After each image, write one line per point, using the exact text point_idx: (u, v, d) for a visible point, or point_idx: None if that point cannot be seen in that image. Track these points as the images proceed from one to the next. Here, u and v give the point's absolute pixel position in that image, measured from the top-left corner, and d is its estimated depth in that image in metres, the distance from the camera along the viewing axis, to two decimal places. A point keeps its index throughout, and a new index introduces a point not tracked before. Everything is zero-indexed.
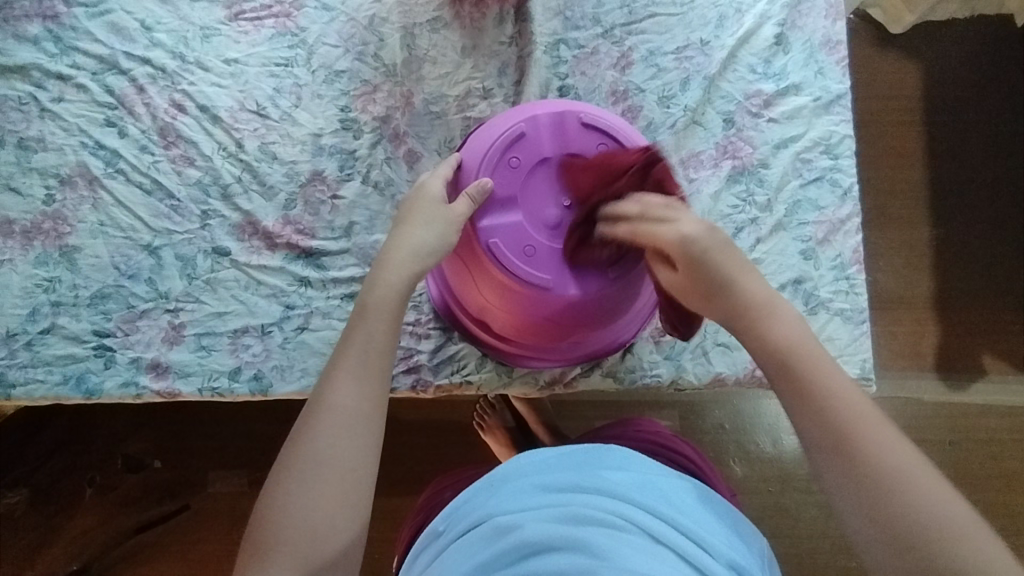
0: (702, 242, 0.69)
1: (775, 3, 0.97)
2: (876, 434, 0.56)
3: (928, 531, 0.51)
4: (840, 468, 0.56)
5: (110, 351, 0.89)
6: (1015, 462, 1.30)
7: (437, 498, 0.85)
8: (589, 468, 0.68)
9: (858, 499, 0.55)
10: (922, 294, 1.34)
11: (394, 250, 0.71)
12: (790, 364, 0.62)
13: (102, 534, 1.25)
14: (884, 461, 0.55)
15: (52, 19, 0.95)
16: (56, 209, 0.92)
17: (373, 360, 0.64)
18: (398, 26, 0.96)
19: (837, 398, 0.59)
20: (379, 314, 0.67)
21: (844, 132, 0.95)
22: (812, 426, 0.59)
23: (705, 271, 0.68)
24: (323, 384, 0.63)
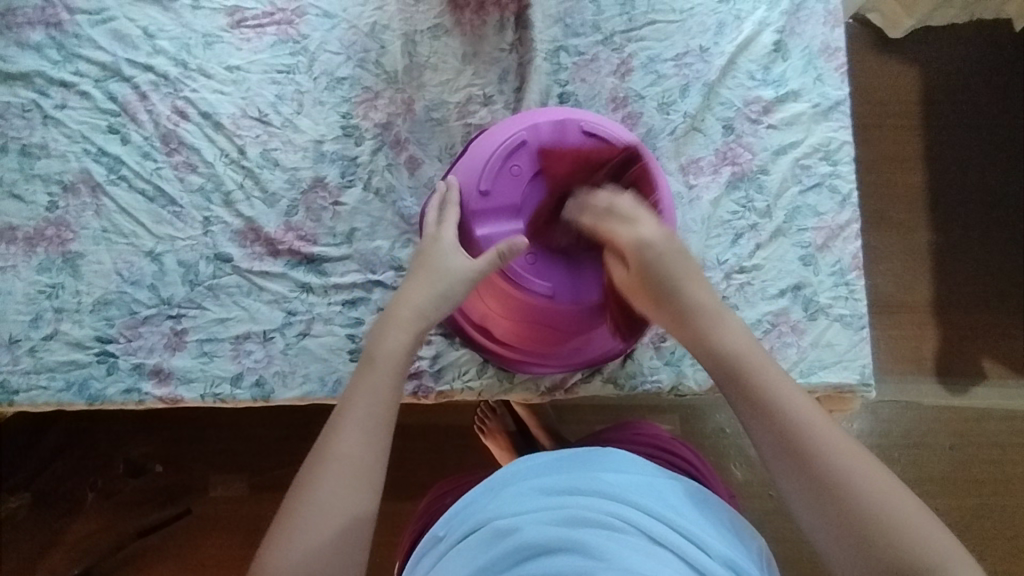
0: (657, 242, 0.71)
1: (774, 10, 0.98)
2: (819, 430, 0.59)
3: (873, 515, 0.55)
4: (793, 464, 0.59)
5: (113, 357, 0.89)
6: (1014, 466, 1.30)
7: (438, 504, 0.85)
8: (587, 470, 0.68)
9: (809, 493, 0.58)
10: (921, 298, 1.35)
11: (400, 306, 0.70)
12: (734, 369, 0.65)
13: (103, 538, 1.25)
14: (831, 455, 0.58)
15: (55, 26, 0.96)
16: (59, 215, 0.92)
17: (379, 420, 0.64)
18: (399, 33, 0.97)
19: (781, 398, 0.62)
20: (385, 372, 0.66)
21: (843, 139, 0.96)
22: (760, 427, 0.62)
23: (655, 271, 0.71)
24: (326, 437, 0.63)
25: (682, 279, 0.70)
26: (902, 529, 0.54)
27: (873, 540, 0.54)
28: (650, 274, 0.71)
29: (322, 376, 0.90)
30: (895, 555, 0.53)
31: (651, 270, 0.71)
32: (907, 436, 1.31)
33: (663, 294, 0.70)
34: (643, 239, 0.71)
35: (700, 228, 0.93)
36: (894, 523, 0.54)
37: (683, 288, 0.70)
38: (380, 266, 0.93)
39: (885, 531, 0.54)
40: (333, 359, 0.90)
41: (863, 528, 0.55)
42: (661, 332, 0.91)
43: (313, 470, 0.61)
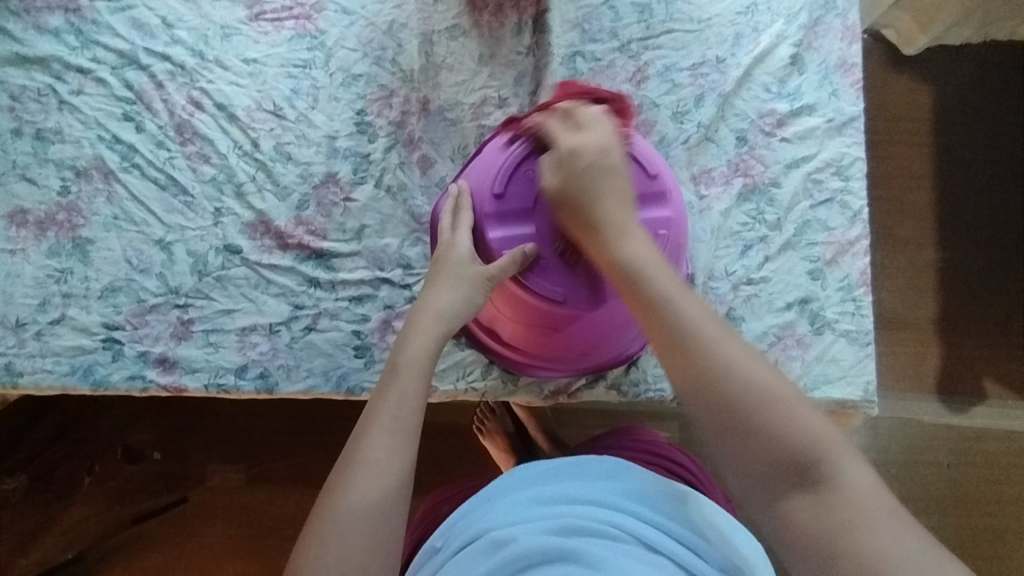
0: (584, 153, 0.70)
1: (792, 24, 0.98)
2: (706, 332, 0.59)
3: (755, 403, 0.56)
4: (682, 369, 0.59)
5: (118, 344, 0.89)
6: (1013, 488, 1.30)
7: (437, 510, 0.85)
8: (584, 480, 0.68)
9: (700, 394, 0.58)
10: (926, 316, 1.35)
11: (422, 313, 0.71)
12: (629, 275, 0.64)
13: (100, 522, 1.25)
14: (727, 368, 0.57)
15: (74, 12, 0.96)
16: (70, 200, 0.92)
17: (409, 421, 0.64)
18: (417, 33, 0.97)
19: (671, 302, 0.61)
20: (411, 374, 0.67)
21: (856, 155, 0.96)
22: (655, 331, 0.61)
23: (582, 185, 0.69)
24: (355, 442, 0.63)
25: (603, 195, 0.68)
26: (792, 429, 0.55)
27: (759, 440, 0.56)
28: (574, 184, 0.69)
29: (326, 371, 0.90)
30: (771, 436, 0.55)
31: (580, 182, 0.69)
32: (906, 453, 1.31)
33: (579, 206, 0.69)
34: (570, 150, 0.70)
35: (709, 238, 0.93)
36: (781, 420, 0.56)
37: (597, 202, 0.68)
38: (388, 264, 0.93)
39: (774, 431, 0.55)
40: (338, 355, 0.90)
41: (753, 431, 0.56)
42: None
43: (344, 473, 0.61)
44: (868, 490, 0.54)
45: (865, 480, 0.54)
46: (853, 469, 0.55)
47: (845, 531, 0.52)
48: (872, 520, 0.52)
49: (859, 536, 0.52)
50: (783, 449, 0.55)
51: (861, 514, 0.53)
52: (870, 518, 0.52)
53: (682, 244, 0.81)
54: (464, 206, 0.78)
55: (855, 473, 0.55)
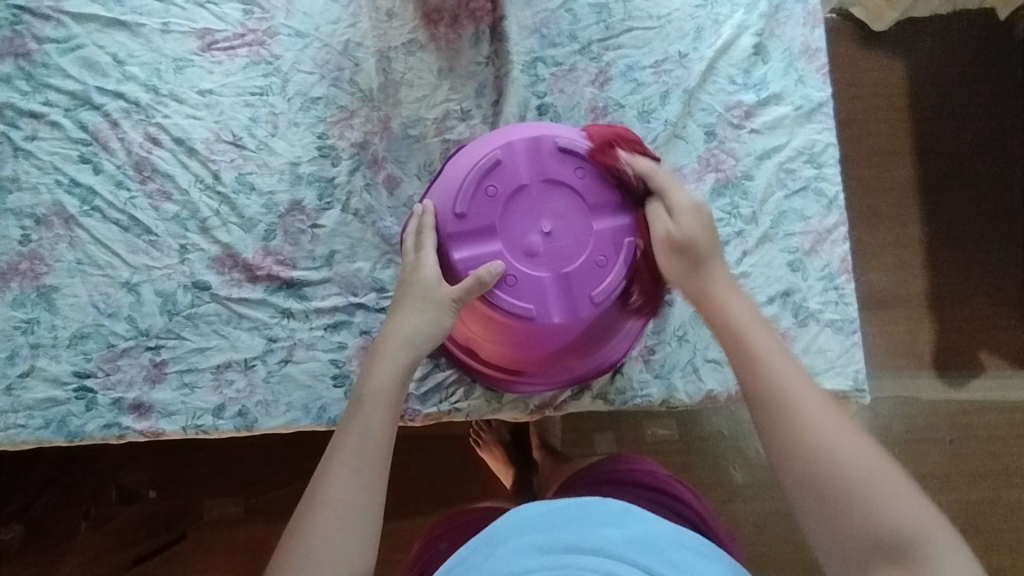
0: (690, 223, 0.70)
1: (753, 13, 0.96)
2: (810, 399, 0.60)
3: (853, 473, 0.55)
4: (779, 421, 0.59)
5: (91, 392, 0.87)
6: (1017, 458, 1.29)
7: (433, 550, 0.83)
8: (585, 524, 0.64)
9: (792, 443, 0.58)
10: (916, 292, 1.33)
11: (387, 338, 0.70)
12: (729, 335, 0.66)
13: (99, 567, 1.23)
14: (828, 438, 0.57)
15: (24, 57, 0.93)
16: (32, 248, 0.90)
17: (370, 459, 0.63)
18: (374, 51, 0.95)
19: (772, 362, 0.62)
20: (376, 404, 0.66)
21: (827, 141, 0.94)
22: (754, 386, 0.62)
23: (686, 242, 0.70)
24: (318, 479, 0.62)
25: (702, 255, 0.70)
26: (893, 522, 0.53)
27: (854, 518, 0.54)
28: (679, 243, 0.70)
29: (306, 403, 0.88)
30: (871, 510, 0.54)
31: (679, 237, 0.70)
32: (908, 432, 1.29)
33: (680, 261, 0.70)
34: (675, 214, 0.71)
35: None
36: (882, 508, 0.54)
37: (700, 268, 0.70)
38: (362, 288, 0.91)
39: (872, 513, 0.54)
40: (317, 386, 0.88)
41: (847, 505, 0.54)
42: (648, 345, 0.90)
43: (307, 510, 0.60)
44: None
45: None
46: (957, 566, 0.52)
47: None
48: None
49: None
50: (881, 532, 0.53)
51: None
52: None
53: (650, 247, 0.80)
54: (427, 224, 0.74)
55: (959, 567, 0.52)
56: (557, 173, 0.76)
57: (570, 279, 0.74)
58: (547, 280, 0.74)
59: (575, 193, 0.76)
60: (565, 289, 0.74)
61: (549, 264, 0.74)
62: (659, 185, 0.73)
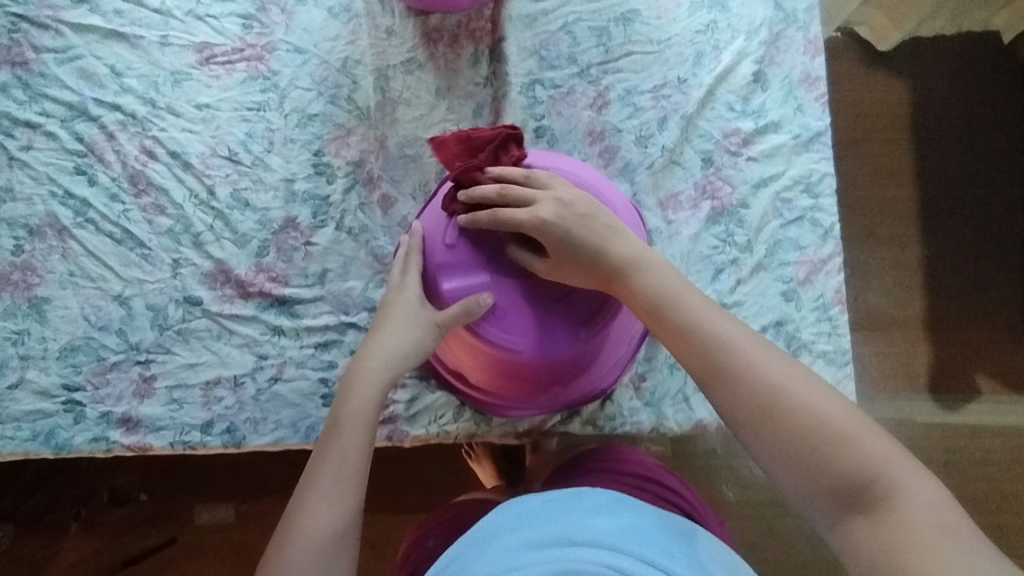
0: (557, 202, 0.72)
1: (753, 40, 0.96)
2: (748, 351, 0.63)
3: (804, 416, 0.59)
4: (724, 387, 0.63)
5: (79, 406, 0.87)
6: (1010, 483, 1.28)
7: (421, 547, 0.83)
8: (575, 514, 0.62)
9: (739, 407, 0.62)
10: (913, 314, 1.33)
11: (363, 363, 0.72)
12: (661, 306, 0.67)
13: (88, 568, 1.23)
14: (775, 387, 0.60)
15: (21, 66, 0.93)
16: (25, 259, 0.90)
17: (348, 485, 0.65)
18: (372, 69, 0.95)
19: (707, 325, 0.65)
20: (352, 429, 0.68)
21: (824, 171, 0.94)
22: (695, 358, 0.65)
23: (578, 246, 0.70)
24: (296, 507, 0.64)
25: (600, 239, 0.70)
26: (852, 452, 0.57)
27: (816, 461, 0.58)
28: (574, 248, 0.70)
29: (294, 421, 0.88)
30: (824, 448, 0.58)
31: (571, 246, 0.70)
32: None
33: (588, 260, 0.70)
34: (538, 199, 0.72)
35: (679, 263, 0.91)
36: (834, 441, 0.58)
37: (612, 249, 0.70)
38: (354, 307, 0.91)
39: (828, 450, 0.58)
40: (306, 405, 0.88)
41: (805, 451, 0.58)
42: (639, 372, 0.89)
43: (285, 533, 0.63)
44: (934, 503, 0.55)
45: (934, 494, 0.56)
46: (923, 488, 0.56)
47: (914, 535, 0.53)
48: (951, 535, 0.53)
49: (931, 544, 0.52)
50: (842, 466, 0.57)
51: (938, 528, 0.53)
52: (942, 532, 0.53)
53: None
54: (412, 250, 0.76)
55: (915, 478, 0.56)
56: None
57: (559, 312, 0.74)
58: (535, 312, 0.74)
59: None
60: (554, 321, 0.74)
61: (537, 296, 0.74)
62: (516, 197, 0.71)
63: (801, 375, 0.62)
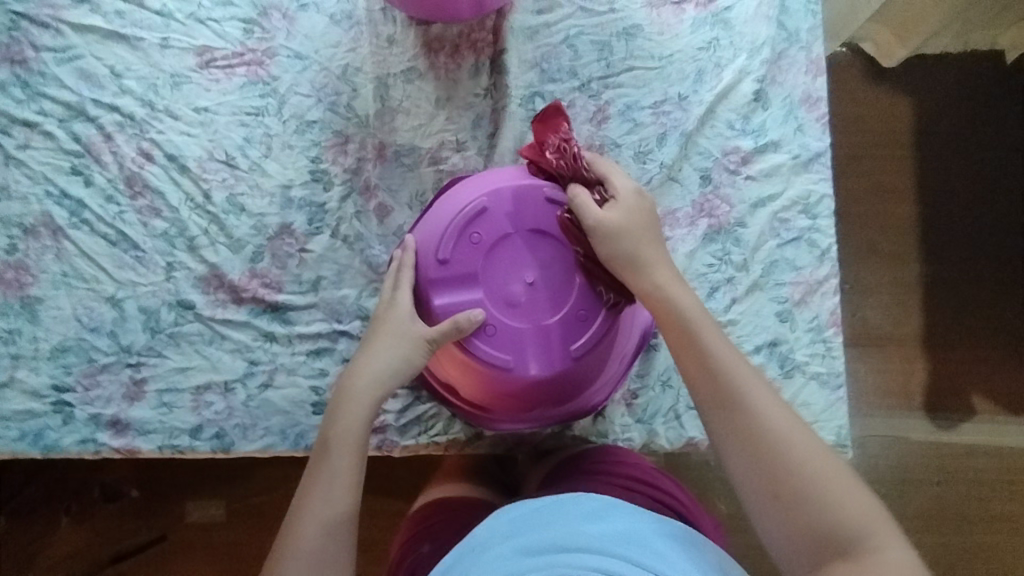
0: (626, 211, 0.72)
1: (755, 58, 0.96)
2: (754, 393, 0.63)
3: (795, 463, 0.60)
4: (725, 419, 0.63)
5: (69, 407, 0.87)
6: (1002, 505, 1.28)
7: (416, 553, 0.79)
8: (567, 521, 0.60)
9: (736, 441, 0.62)
10: (911, 332, 1.33)
11: (353, 382, 0.72)
12: (677, 331, 0.68)
13: (77, 563, 1.23)
14: (772, 432, 0.61)
15: (20, 64, 0.93)
16: (18, 258, 0.89)
17: (337, 504, 0.66)
18: (372, 77, 0.95)
19: (718, 360, 0.65)
20: (342, 447, 0.68)
21: (823, 192, 0.94)
22: (701, 387, 0.65)
23: (634, 232, 0.72)
24: (288, 528, 0.65)
25: (646, 244, 0.72)
26: (834, 509, 0.58)
27: (799, 509, 0.59)
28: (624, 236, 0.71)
29: (283, 429, 0.87)
30: (810, 498, 0.59)
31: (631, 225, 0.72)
32: (893, 473, 1.28)
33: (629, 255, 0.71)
34: (612, 205, 0.73)
35: None
36: (820, 495, 0.59)
37: (651, 260, 0.71)
38: (347, 316, 0.90)
39: (812, 502, 0.59)
40: (296, 412, 0.88)
41: (791, 497, 0.59)
42: (631, 389, 0.89)
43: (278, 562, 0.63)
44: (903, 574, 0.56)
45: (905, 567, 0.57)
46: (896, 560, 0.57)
47: None
48: None
49: None
50: (822, 519, 0.58)
51: None
52: None
53: None
54: (404, 265, 0.76)
55: (891, 547, 0.57)
56: (544, 223, 0.75)
57: (550, 332, 0.74)
58: (526, 331, 0.74)
59: (561, 246, 0.75)
60: (545, 340, 0.74)
61: (530, 314, 0.74)
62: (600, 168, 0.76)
63: (805, 428, 0.63)
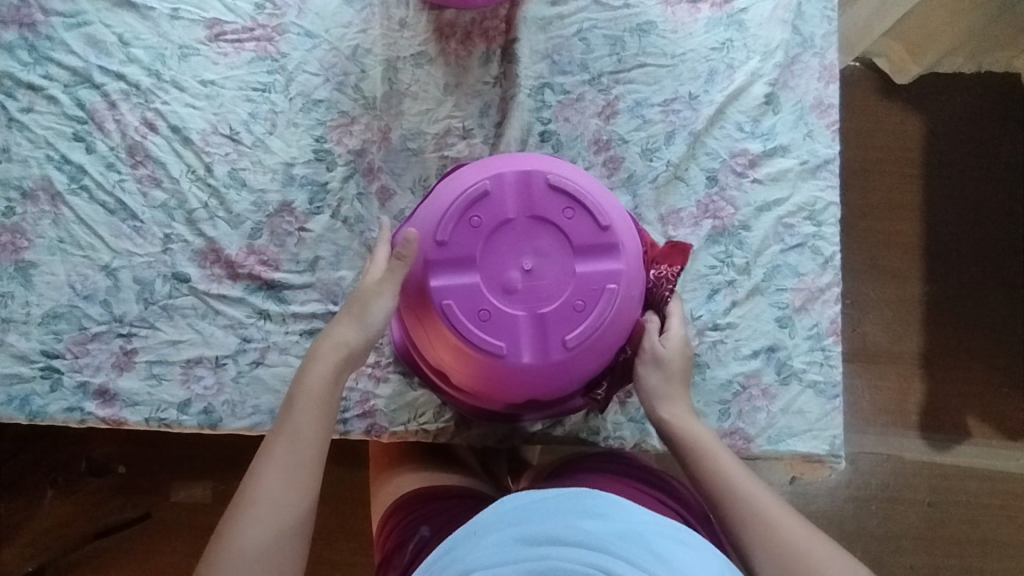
0: (674, 350, 0.75)
1: (768, 62, 0.95)
2: (781, 514, 0.64)
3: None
4: (759, 544, 0.63)
5: (57, 373, 0.86)
6: (993, 528, 1.27)
7: (415, 538, 0.73)
8: (566, 515, 0.59)
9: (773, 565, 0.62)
10: (910, 349, 1.32)
11: (323, 342, 0.71)
12: (699, 459, 0.69)
13: (60, 536, 1.22)
14: (806, 551, 0.61)
15: (28, 27, 0.92)
16: (15, 221, 0.89)
17: (304, 452, 0.65)
18: (382, 59, 0.94)
19: (742, 485, 0.66)
20: (311, 401, 0.68)
21: (829, 200, 0.93)
22: (731, 514, 0.65)
23: (679, 368, 0.75)
24: (250, 477, 0.64)
25: (682, 379, 0.75)
26: None
27: None
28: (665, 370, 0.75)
29: (272, 408, 0.87)
30: None
31: (677, 364, 0.75)
32: (886, 491, 1.27)
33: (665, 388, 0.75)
34: (666, 339, 0.76)
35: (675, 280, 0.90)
36: None
37: (679, 394, 0.75)
38: (343, 297, 0.90)
39: None
40: (286, 392, 0.87)
41: None
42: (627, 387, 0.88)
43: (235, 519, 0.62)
44: None
45: None
46: None
47: None
48: None
49: None
50: None
51: None
52: None
53: (636, 297, 0.76)
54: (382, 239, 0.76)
55: None
56: (545, 211, 0.74)
57: (545, 321, 0.73)
58: (522, 320, 0.73)
59: (561, 235, 0.74)
60: (539, 329, 0.73)
61: (527, 305, 0.73)
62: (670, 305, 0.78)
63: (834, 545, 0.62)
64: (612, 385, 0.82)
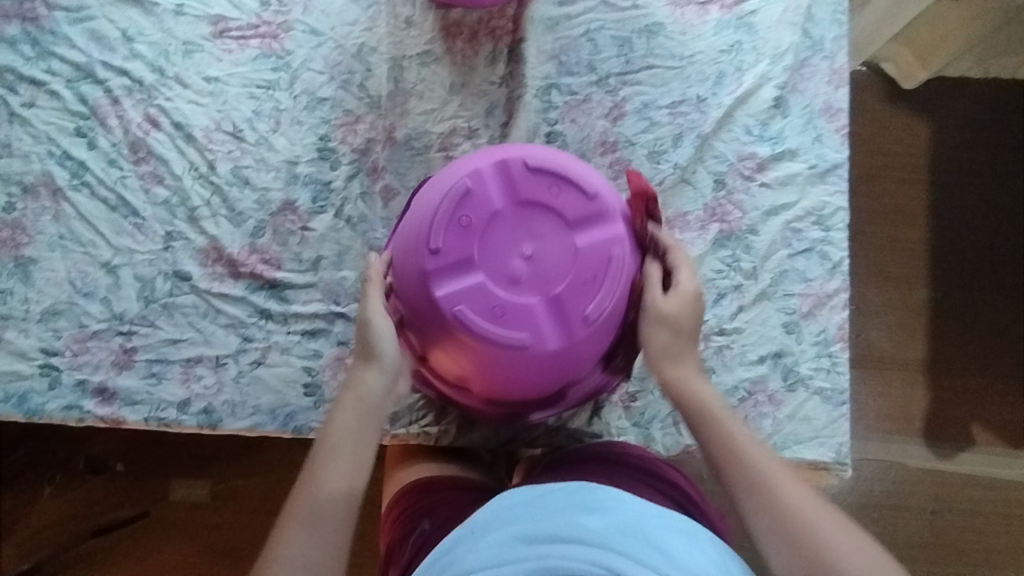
0: (682, 306, 0.72)
1: (776, 65, 0.94)
2: (785, 483, 0.64)
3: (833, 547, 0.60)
4: (763, 509, 0.64)
5: (56, 371, 0.85)
6: (997, 537, 1.26)
7: (417, 531, 0.73)
8: (569, 513, 0.58)
9: (776, 531, 0.62)
10: (915, 357, 1.30)
11: (348, 390, 0.72)
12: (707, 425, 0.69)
13: (57, 534, 1.20)
14: (811, 518, 0.62)
15: (32, 21, 0.91)
16: (15, 217, 0.88)
17: (332, 509, 0.66)
18: (387, 57, 0.93)
19: (747, 453, 0.67)
20: (338, 455, 0.68)
21: (838, 205, 0.92)
22: (737, 480, 0.66)
23: (686, 326, 0.72)
24: (278, 534, 0.65)
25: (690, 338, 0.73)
26: None
27: None
28: (673, 330, 0.72)
29: (272, 408, 0.86)
30: None
31: (684, 322, 0.72)
32: (890, 498, 1.26)
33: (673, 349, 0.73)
34: (672, 294, 0.73)
35: None
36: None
37: (687, 356, 0.73)
38: (345, 297, 0.89)
39: None
40: (287, 392, 0.86)
41: None
42: (630, 391, 0.88)
43: None
44: None
45: None
46: None
47: None
48: None
49: None
50: None
51: None
52: None
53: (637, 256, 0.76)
54: (374, 277, 0.74)
55: None
56: (530, 194, 0.73)
57: (561, 300, 0.72)
58: (537, 306, 0.72)
59: (552, 215, 0.73)
60: (557, 311, 0.72)
61: (540, 290, 0.72)
62: (672, 256, 0.75)
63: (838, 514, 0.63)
64: (627, 353, 0.81)
